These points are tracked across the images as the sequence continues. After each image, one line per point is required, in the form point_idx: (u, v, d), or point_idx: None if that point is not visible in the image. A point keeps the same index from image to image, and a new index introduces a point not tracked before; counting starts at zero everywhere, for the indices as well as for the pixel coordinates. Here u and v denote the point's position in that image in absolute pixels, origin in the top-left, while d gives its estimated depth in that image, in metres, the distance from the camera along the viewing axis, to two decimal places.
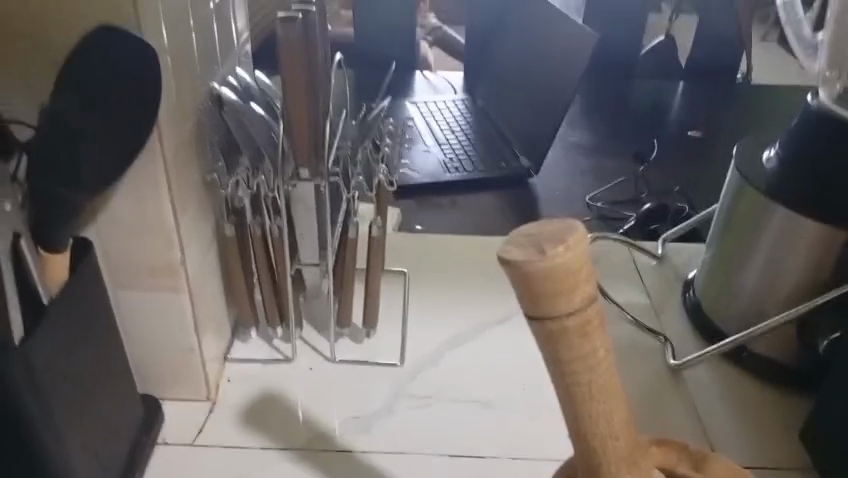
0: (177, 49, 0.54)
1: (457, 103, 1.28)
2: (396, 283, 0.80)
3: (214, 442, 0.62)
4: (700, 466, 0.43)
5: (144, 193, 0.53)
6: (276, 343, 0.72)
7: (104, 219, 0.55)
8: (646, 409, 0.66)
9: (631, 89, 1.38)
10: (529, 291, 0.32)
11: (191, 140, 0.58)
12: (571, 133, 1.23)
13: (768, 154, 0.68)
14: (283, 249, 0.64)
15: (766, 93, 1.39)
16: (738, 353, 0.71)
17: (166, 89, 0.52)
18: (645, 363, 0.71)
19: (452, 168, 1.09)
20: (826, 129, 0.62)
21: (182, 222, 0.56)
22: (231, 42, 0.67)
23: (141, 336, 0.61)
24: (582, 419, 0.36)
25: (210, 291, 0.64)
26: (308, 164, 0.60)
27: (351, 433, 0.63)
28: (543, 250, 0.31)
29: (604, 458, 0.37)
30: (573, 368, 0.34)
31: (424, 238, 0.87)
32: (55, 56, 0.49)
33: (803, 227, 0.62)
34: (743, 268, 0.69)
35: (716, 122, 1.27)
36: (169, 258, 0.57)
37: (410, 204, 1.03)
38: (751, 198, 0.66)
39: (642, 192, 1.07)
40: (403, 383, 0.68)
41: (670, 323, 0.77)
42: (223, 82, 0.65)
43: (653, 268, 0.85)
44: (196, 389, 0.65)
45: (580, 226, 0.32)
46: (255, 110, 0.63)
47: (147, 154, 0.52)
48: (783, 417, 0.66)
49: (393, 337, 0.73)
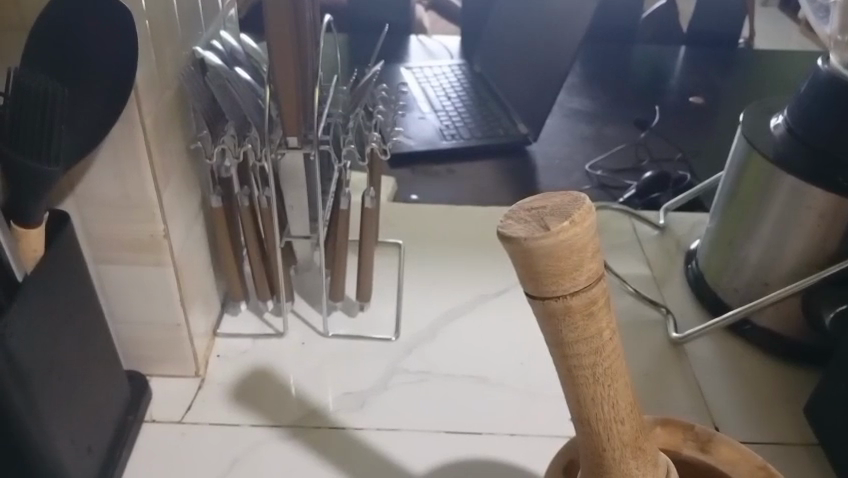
0: (156, 9, 0.50)
1: (453, 68, 1.24)
2: (390, 255, 0.78)
3: (203, 420, 0.60)
4: (705, 447, 0.41)
5: (123, 164, 0.51)
6: (267, 317, 0.70)
7: (83, 191, 0.52)
8: (647, 384, 0.65)
9: (632, 54, 1.35)
10: (530, 270, 0.29)
11: (173, 108, 0.55)
12: (570, 99, 1.20)
13: (776, 121, 0.66)
14: (273, 220, 0.61)
15: (769, 58, 1.35)
16: (741, 325, 0.69)
17: (145, 53, 0.49)
18: (646, 337, 0.70)
19: (448, 135, 1.06)
20: (836, 93, 0.59)
21: (166, 194, 0.54)
22: (214, 3, 0.64)
23: (126, 312, 0.59)
24: (584, 402, 0.34)
25: (197, 265, 0.62)
26: (297, 133, 0.57)
27: (345, 410, 0.62)
28: (547, 226, 0.29)
29: (608, 443, 0.35)
30: (577, 350, 0.32)
31: (419, 209, 0.84)
32: (23, 16, 0.45)
33: (813, 198, 0.60)
34: (749, 240, 0.67)
35: (719, 87, 1.24)
36: (153, 231, 0.54)
37: (405, 173, 1.00)
38: (758, 167, 0.64)
39: (643, 160, 1.05)
40: (398, 359, 0.66)
41: (671, 295, 0.75)
42: (207, 45, 0.61)
43: (654, 238, 0.83)
44: (185, 366, 0.63)
45: (586, 199, 0.30)
46: (241, 75, 0.59)
47: (125, 123, 0.49)
48: (787, 391, 0.65)
49: (387, 311, 0.71)
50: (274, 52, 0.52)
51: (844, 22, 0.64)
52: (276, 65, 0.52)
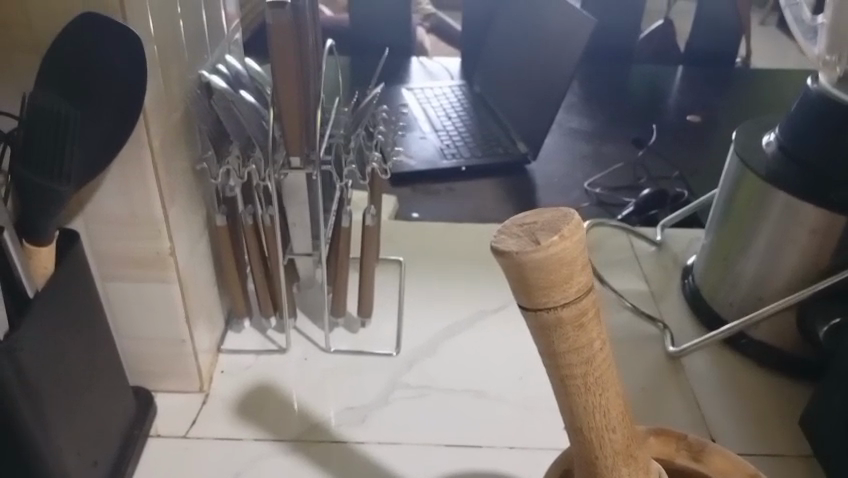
0: (163, 35, 0.52)
1: (453, 88, 1.27)
2: (391, 272, 0.79)
3: (207, 435, 0.61)
4: (698, 456, 0.42)
5: (131, 184, 0.52)
6: (270, 333, 0.71)
7: (91, 210, 0.54)
8: (644, 398, 0.66)
9: (629, 73, 1.37)
10: (522, 283, 0.31)
11: (180, 129, 0.57)
12: (569, 118, 1.21)
13: (768, 139, 0.67)
14: (276, 238, 0.63)
15: (765, 76, 1.37)
16: (738, 340, 0.70)
17: (152, 77, 0.51)
18: (643, 351, 0.71)
19: (449, 154, 1.07)
20: (827, 113, 0.60)
21: (172, 212, 0.56)
22: (220, 28, 0.66)
23: (132, 328, 0.60)
24: (577, 411, 0.35)
25: (202, 281, 0.63)
26: (299, 153, 0.59)
27: (347, 424, 0.63)
28: (537, 240, 0.30)
29: (601, 451, 0.36)
30: (569, 360, 0.33)
31: (420, 227, 0.86)
32: (37, 42, 0.47)
33: (804, 213, 0.61)
34: (743, 255, 0.68)
35: (715, 106, 1.26)
36: (159, 249, 0.56)
37: (406, 191, 1.02)
38: (751, 183, 0.65)
39: (640, 178, 1.06)
40: (399, 374, 0.67)
41: (668, 310, 0.76)
42: (213, 69, 0.63)
43: (652, 255, 0.84)
44: (189, 381, 0.64)
45: (575, 215, 0.31)
46: (246, 98, 0.61)
47: (133, 143, 0.50)
48: (783, 405, 0.66)
49: (388, 327, 0.72)
50: (278, 76, 0.54)
51: (832, 42, 0.65)
52: (280, 87, 0.54)
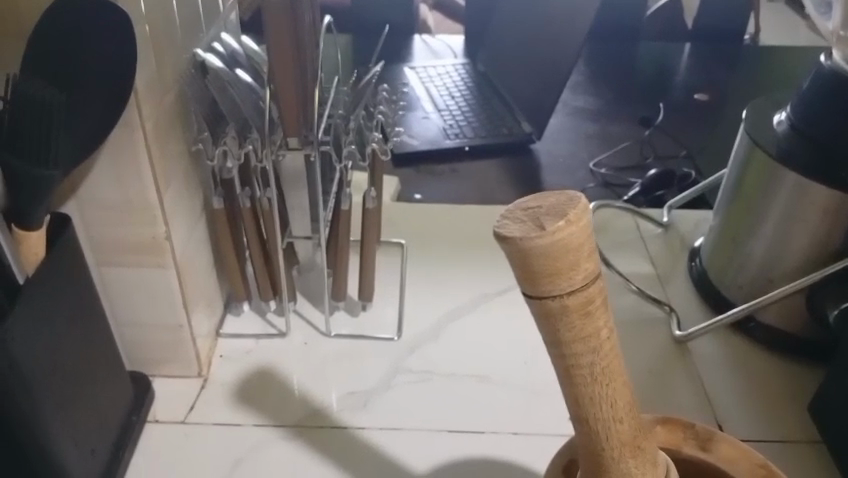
0: (155, 12, 0.51)
1: (457, 67, 1.24)
2: (393, 255, 0.78)
3: (206, 421, 0.60)
4: (706, 445, 0.41)
5: (124, 167, 0.51)
6: (270, 318, 0.70)
7: (84, 193, 0.52)
8: (650, 382, 0.64)
9: (636, 51, 1.34)
10: (526, 270, 0.29)
11: (174, 109, 0.55)
12: (575, 97, 1.19)
13: (779, 118, 0.65)
14: (275, 221, 0.61)
15: (775, 53, 1.35)
16: (746, 323, 0.69)
17: (143, 56, 0.49)
18: (649, 335, 0.69)
19: (452, 134, 1.05)
20: (841, 91, 0.59)
21: (167, 196, 0.54)
22: (215, 5, 0.64)
23: (128, 313, 0.59)
24: (582, 402, 0.34)
25: (200, 265, 0.62)
26: (297, 134, 0.57)
27: (348, 410, 0.62)
28: (542, 226, 0.29)
29: (607, 442, 0.35)
30: (574, 349, 0.32)
31: (423, 208, 0.84)
32: (24, 19, 0.46)
33: (816, 194, 0.60)
34: (753, 237, 0.66)
35: (723, 84, 1.24)
36: (154, 233, 0.54)
37: (409, 172, 1.00)
38: (761, 164, 0.63)
39: (647, 158, 1.05)
40: (401, 358, 0.66)
41: (675, 293, 0.75)
42: (208, 48, 0.62)
43: (658, 236, 0.82)
44: (188, 367, 0.63)
45: (582, 198, 0.30)
46: (242, 77, 0.59)
47: (125, 125, 0.49)
48: (791, 389, 0.64)
49: (390, 311, 0.71)
50: (273, 54, 0.52)
51: (846, 16, 0.63)
52: (276, 65, 0.52)
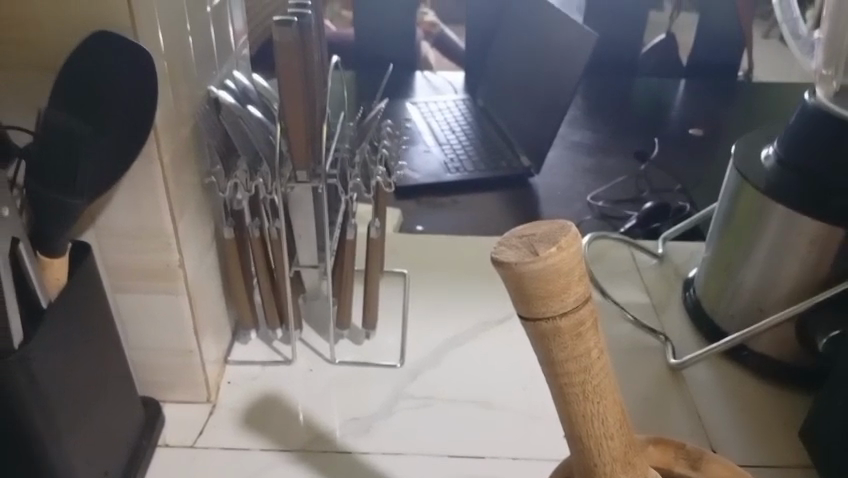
0: (173, 52, 0.54)
1: (458, 103, 1.28)
2: (396, 284, 0.80)
3: (214, 445, 0.62)
4: (697, 464, 0.43)
5: (141, 197, 0.54)
6: (277, 345, 0.72)
7: (103, 222, 0.55)
8: (646, 409, 0.66)
9: (633, 87, 1.38)
10: (522, 292, 0.32)
11: (189, 144, 0.58)
12: (572, 132, 1.23)
13: (767, 152, 0.68)
14: (283, 250, 0.64)
15: (768, 90, 1.38)
16: (738, 351, 0.71)
17: (162, 94, 0.52)
18: (645, 362, 0.71)
19: (453, 168, 1.09)
20: (824, 128, 0.61)
21: (181, 225, 0.57)
22: (228, 45, 0.67)
23: (141, 339, 0.61)
24: (576, 419, 0.36)
25: (210, 292, 0.64)
26: (305, 167, 0.60)
27: (352, 435, 0.63)
28: (536, 251, 0.31)
29: (599, 459, 0.37)
30: (567, 368, 0.34)
31: (424, 239, 0.87)
32: (50, 57, 0.49)
33: (801, 226, 0.62)
34: (743, 267, 0.69)
35: (717, 119, 1.27)
36: (168, 260, 0.57)
37: (411, 204, 1.03)
38: (750, 197, 0.66)
39: (643, 191, 1.07)
40: (403, 385, 0.68)
41: (670, 322, 0.77)
42: (221, 85, 0.65)
43: (654, 267, 0.85)
44: (197, 392, 0.65)
45: (573, 227, 0.32)
46: (253, 113, 0.62)
47: (144, 158, 0.52)
48: (784, 416, 0.66)
49: (393, 338, 0.73)
50: (284, 92, 0.55)
51: (828, 56, 0.66)
52: (287, 103, 0.55)
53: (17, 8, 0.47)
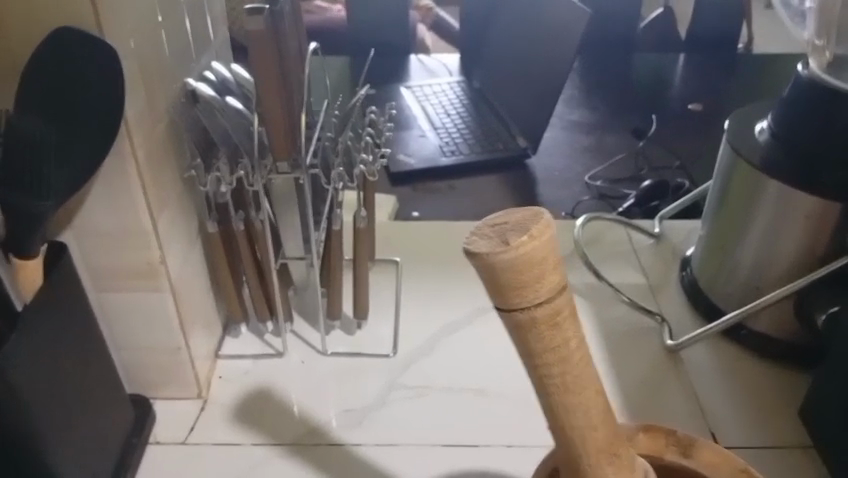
0: (144, 45, 0.52)
1: (452, 85, 1.26)
2: (389, 273, 0.79)
3: (205, 441, 0.62)
4: (687, 451, 0.42)
5: (117, 194, 0.52)
6: (268, 338, 0.71)
7: (81, 222, 0.54)
8: (642, 392, 0.65)
9: (630, 63, 1.36)
10: (494, 283, 0.30)
11: (166, 139, 0.57)
12: (569, 111, 1.21)
13: (761, 127, 0.67)
14: (268, 243, 0.63)
15: (768, 62, 1.36)
16: (737, 331, 0.70)
17: (134, 89, 0.51)
18: (642, 345, 0.70)
19: (449, 152, 1.07)
20: (817, 101, 0.60)
21: (161, 221, 0.56)
22: (207, 35, 0.66)
23: (127, 337, 0.60)
24: (557, 411, 0.35)
25: (196, 287, 0.63)
26: (286, 159, 0.59)
27: (345, 427, 0.63)
28: (507, 241, 0.30)
29: (583, 449, 0.36)
30: (545, 359, 0.33)
31: (417, 225, 0.85)
32: (16, 56, 0.48)
33: (797, 201, 0.61)
34: (740, 245, 0.67)
35: (717, 94, 1.25)
36: (149, 258, 0.56)
37: (405, 190, 1.02)
38: (744, 174, 0.64)
39: (641, 169, 1.06)
40: (396, 375, 0.67)
41: (667, 303, 0.75)
42: (200, 77, 0.64)
43: (651, 247, 0.83)
44: (187, 388, 0.64)
45: (547, 214, 0.31)
46: (232, 104, 0.61)
47: (118, 155, 0.51)
48: (783, 396, 0.65)
49: (386, 328, 0.72)
50: (260, 82, 0.54)
51: (819, 26, 0.64)
52: (264, 94, 0.54)
53: None
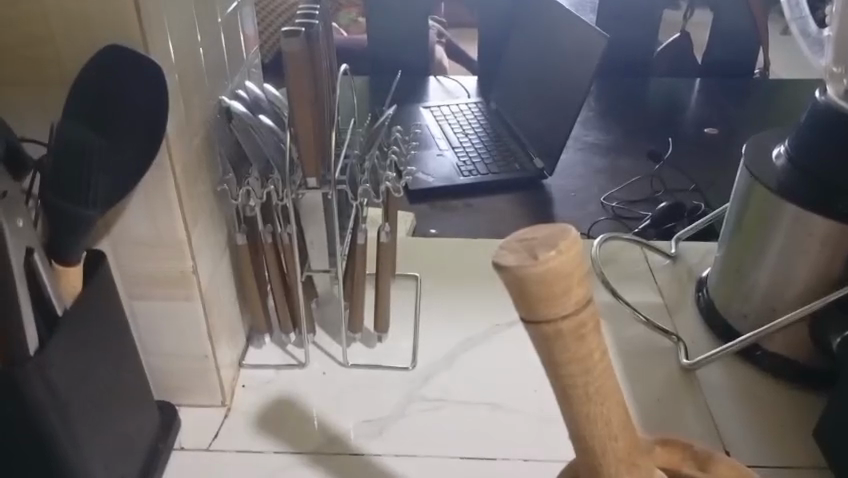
0: (183, 63, 0.55)
1: (470, 106, 1.29)
2: (409, 288, 0.81)
3: (229, 448, 0.63)
4: (704, 464, 0.43)
5: (155, 207, 0.55)
6: (290, 349, 0.73)
7: (118, 232, 0.56)
8: (658, 409, 0.66)
9: (647, 87, 1.38)
10: (521, 295, 0.32)
11: (201, 153, 0.59)
12: (586, 133, 1.23)
13: (778, 151, 0.68)
14: (295, 256, 0.65)
15: (785, 88, 1.37)
16: (752, 352, 0.71)
17: (175, 104, 0.53)
18: (658, 364, 0.71)
19: (466, 171, 1.09)
20: (835, 126, 0.61)
21: (194, 233, 0.58)
22: (240, 54, 0.69)
23: (156, 344, 0.62)
24: (580, 420, 0.36)
25: (224, 297, 0.65)
26: (315, 174, 0.61)
27: (365, 437, 0.64)
28: (536, 255, 0.31)
29: (603, 459, 0.37)
30: (570, 369, 0.34)
31: (437, 243, 0.87)
32: (65, 72, 0.50)
33: (814, 226, 0.62)
34: (756, 267, 0.68)
35: (733, 119, 1.26)
36: (181, 267, 0.58)
37: (424, 207, 1.03)
38: (761, 197, 0.66)
39: (658, 191, 1.07)
40: (414, 387, 0.69)
41: (683, 323, 0.77)
42: (233, 95, 0.66)
43: (667, 268, 0.84)
44: (212, 396, 0.66)
45: (573, 230, 0.32)
46: (264, 121, 0.63)
47: (158, 168, 0.53)
48: (798, 418, 0.66)
49: (405, 341, 0.74)
50: (294, 101, 0.56)
51: (837, 54, 0.66)
52: (296, 111, 0.56)
53: (32, 25, 0.48)
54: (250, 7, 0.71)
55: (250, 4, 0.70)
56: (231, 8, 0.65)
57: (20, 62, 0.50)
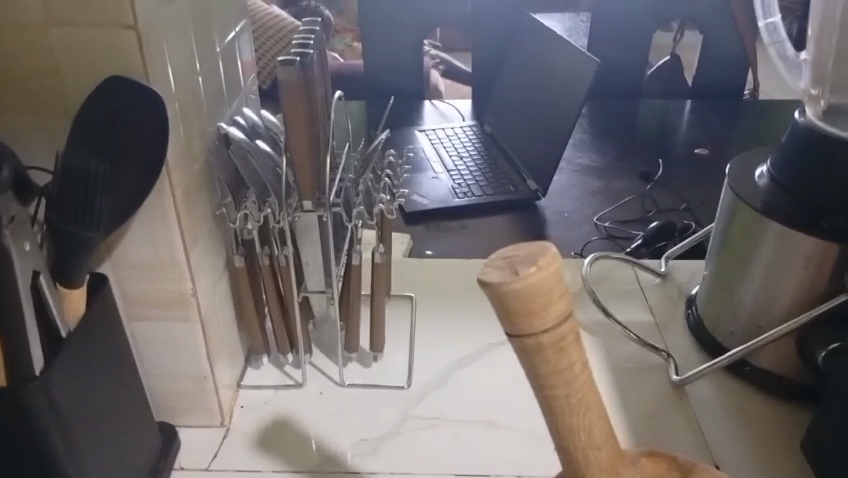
0: (182, 91, 0.57)
1: (465, 129, 1.31)
2: (404, 308, 0.82)
3: (227, 467, 0.64)
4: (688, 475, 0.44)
5: (155, 231, 0.56)
6: (288, 369, 0.74)
7: (120, 255, 0.58)
8: (649, 425, 0.68)
9: (638, 109, 1.41)
10: (504, 310, 0.33)
11: (200, 178, 0.61)
12: (578, 155, 1.25)
13: (761, 172, 0.70)
14: (291, 278, 0.66)
15: (773, 109, 1.40)
16: (741, 367, 0.72)
17: (175, 131, 0.55)
18: (648, 380, 0.73)
19: (460, 193, 1.11)
20: (814, 148, 0.63)
21: (193, 255, 0.59)
22: (238, 81, 0.71)
23: (157, 365, 0.64)
24: (564, 431, 0.38)
25: (222, 318, 0.67)
26: (311, 197, 0.63)
27: (361, 455, 0.65)
28: (517, 271, 0.33)
29: (588, 468, 0.39)
30: (552, 382, 0.36)
31: (432, 264, 0.89)
32: (69, 101, 0.52)
33: (796, 243, 0.64)
34: (742, 284, 0.70)
35: (722, 140, 1.29)
36: (181, 289, 0.59)
37: (419, 229, 1.05)
38: (745, 215, 0.68)
39: (649, 211, 1.09)
40: (410, 405, 0.70)
41: (673, 341, 0.78)
42: (231, 121, 0.68)
43: (657, 286, 0.86)
44: (211, 416, 0.67)
45: (552, 248, 0.34)
46: (261, 146, 0.65)
47: (158, 193, 0.55)
48: (786, 432, 0.67)
49: (401, 360, 0.75)
50: (289, 127, 0.58)
51: (815, 77, 0.68)
52: (292, 136, 0.58)
53: (38, 57, 0.51)
54: (247, 37, 0.73)
55: (248, 34, 0.73)
56: (229, 38, 0.68)
57: (26, 93, 0.52)
